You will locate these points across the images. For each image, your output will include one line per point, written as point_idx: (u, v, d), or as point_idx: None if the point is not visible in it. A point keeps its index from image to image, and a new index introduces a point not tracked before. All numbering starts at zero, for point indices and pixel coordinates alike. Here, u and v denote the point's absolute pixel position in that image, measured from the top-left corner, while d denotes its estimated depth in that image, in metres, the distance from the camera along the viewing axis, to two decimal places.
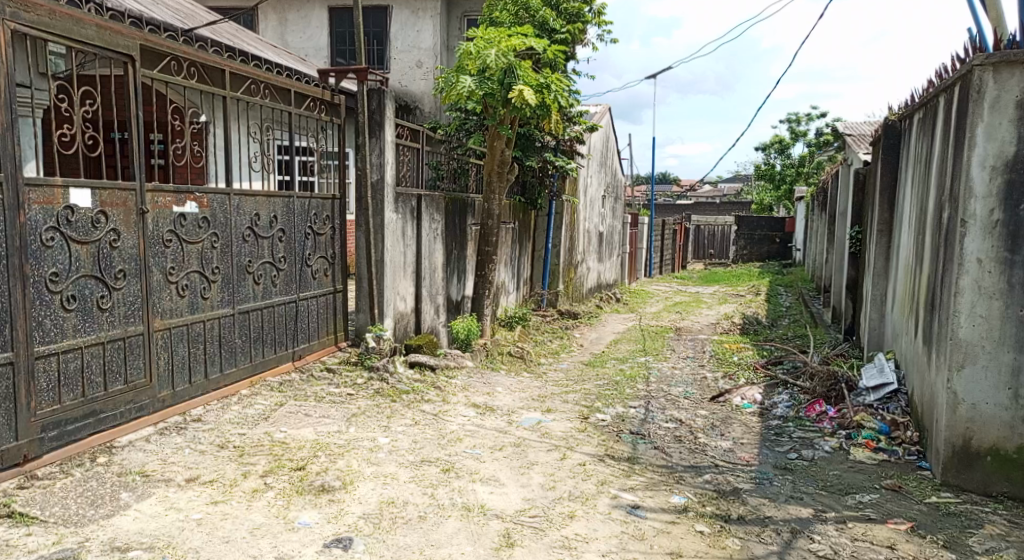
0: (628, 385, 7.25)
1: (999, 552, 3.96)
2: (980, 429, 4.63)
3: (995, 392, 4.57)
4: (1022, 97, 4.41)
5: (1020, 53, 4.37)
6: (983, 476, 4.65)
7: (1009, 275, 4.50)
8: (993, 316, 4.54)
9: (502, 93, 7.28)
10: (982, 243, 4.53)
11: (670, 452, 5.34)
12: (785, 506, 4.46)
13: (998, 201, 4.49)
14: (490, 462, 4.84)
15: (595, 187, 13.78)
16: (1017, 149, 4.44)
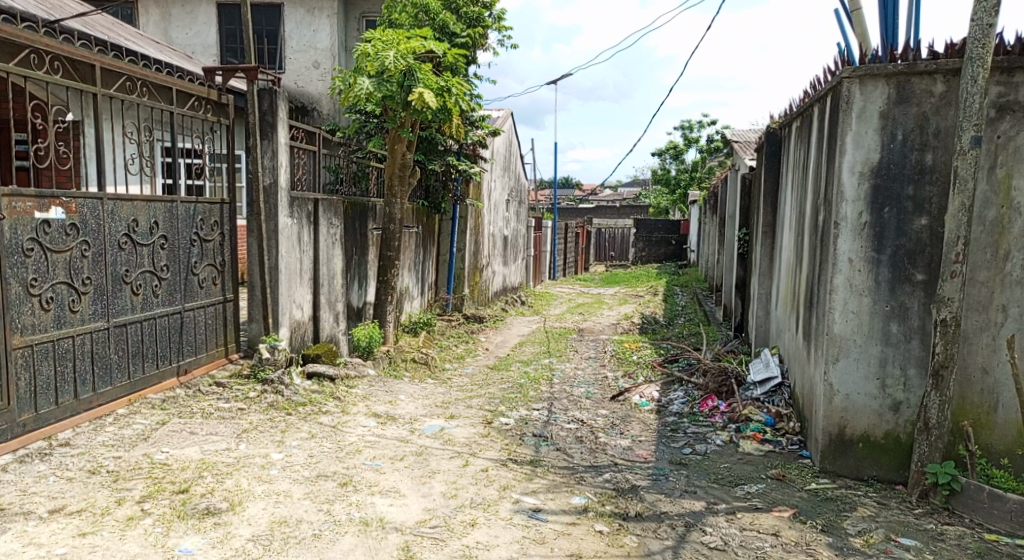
0: (533, 388, 7.30)
1: (870, 533, 4.18)
2: (852, 417, 4.90)
3: (865, 382, 4.85)
4: (885, 108, 4.70)
5: (883, 67, 4.66)
6: (856, 461, 4.93)
7: (877, 274, 4.78)
8: (863, 311, 4.81)
9: (401, 96, 7.15)
10: (853, 243, 4.80)
11: (571, 453, 5.40)
12: (680, 500, 4.58)
13: (866, 204, 4.77)
14: (391, 474, 4.75)
15: (499, 191, 13.83)
16: (881, 156, 4.73)
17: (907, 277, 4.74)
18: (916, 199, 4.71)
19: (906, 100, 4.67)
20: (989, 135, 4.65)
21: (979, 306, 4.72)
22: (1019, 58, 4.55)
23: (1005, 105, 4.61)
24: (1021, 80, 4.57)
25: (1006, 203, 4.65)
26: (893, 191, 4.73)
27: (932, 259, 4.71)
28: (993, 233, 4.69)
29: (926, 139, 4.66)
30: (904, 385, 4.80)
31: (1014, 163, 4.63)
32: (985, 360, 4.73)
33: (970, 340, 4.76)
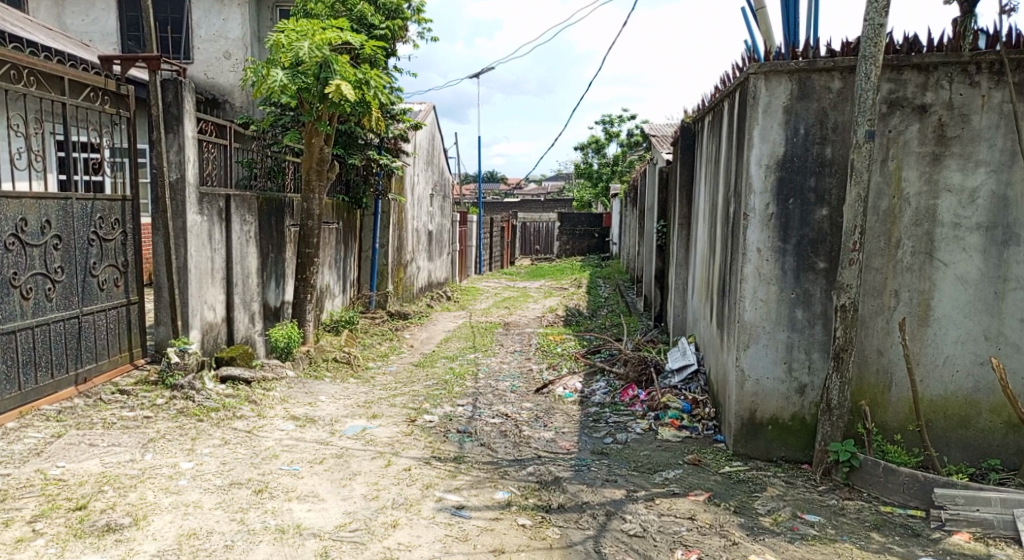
0: (458, 384, 7.26)
1: (779, 512, 4.32)
2: (763, 401, 5.06)
3: (774, 366, 5.01)
4: (789, 103, 4.85)
5: (785, 64, 4.80)
6: (766, 443, 5.09)
7: (783, 262, 4.94)
8: (771, 299, 4.97)
9: (318, 88, 6.96)
10: (761, 234, 4.94)
11: (495, 448, 5.39)
12: (601, 490, 4.63)
13: (772, 196, 4.92)
14: (309, 478, 4.64)
15: (423, 185, 13.70)
16: (786, 150, 4.88)
17: (811, 265, 4.91)
18: (817, 190, 4.88)
19: (807, 96, 4.83)
20: (882, 130, 4.87)
21: (874, 291, 4.99)
22: (907, 56, 4.78)
23: (895, 101, 4.85)
24: (909, 78, 4.81)
25: (897, 193, 4.90)
26: (796, 183, 4.89)
27: (832, 248, 4.89)
28: (887, 222, 4.93)
29: (826, 134, 4.84)
30: (809, 368, 4.98)
31: (905, 156, 4.86)
32: (881, 342, 5.00)
33: (867, 323, 5.01)
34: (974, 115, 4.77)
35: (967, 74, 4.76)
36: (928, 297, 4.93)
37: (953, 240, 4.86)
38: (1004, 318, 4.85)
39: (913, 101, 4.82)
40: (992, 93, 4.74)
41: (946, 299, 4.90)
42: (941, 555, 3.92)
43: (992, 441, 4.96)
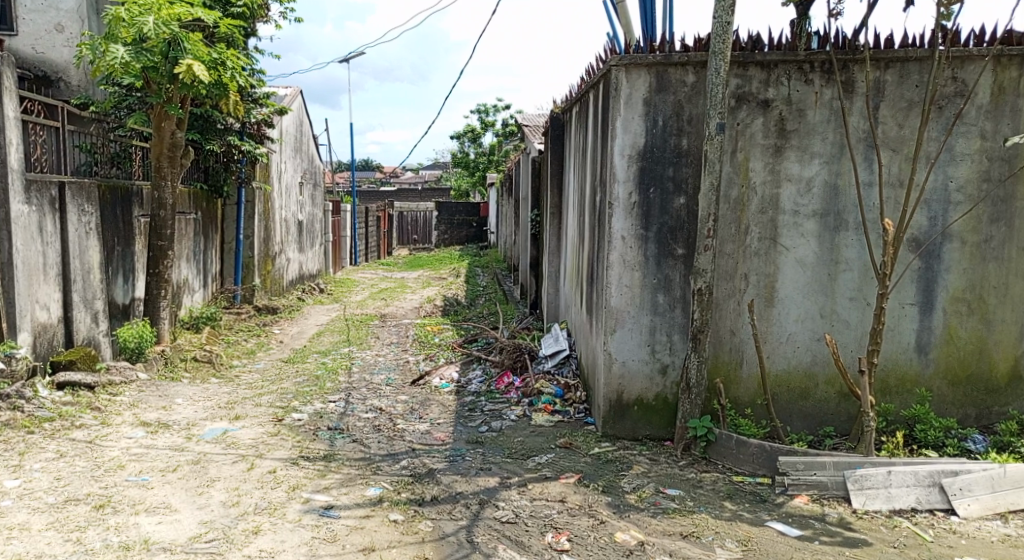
0: (329, 379, 7.00)
1: (644, 488, 4.40)
2: (628, 383, 5.16)
3: (639, 350, 5.12)
4: (648, 95, 4.94)
5: (644, 57, 4.88)
6: (632, 423, 5.20)
7: (645, 249, 5.04)
8: (635, 285, 5.07)
9: (166, 67, 6.54)
10: (625, 222, 5.02)
11: (368, 444, 5.22)
12: (475, 479, 4.55)
13: (634, 185, 5.00)
14: (160, 488, 4.32)
15: (291, 173, 13.17)
16: (646, 140, 4.97)
17: (670, 251, 5.04)
18: (675, 179, 5.00)
19: (664, 88, 4.94)
20: (730, 122, 5.10)
21: (727, 275, 5.22)
22: (751, 53, 5.01)
23: (742, 96, 5.07)
24: (754, 74, 5.05)
25: (745, 183, 5.14)
26: (656, 172, 4.99)
27: (690, 234, 5.04)
28: (736, 210, 5.17)
29: (682, 125, 4.96)
30: (671, 349, 5.11)
31: (750, 148, 5.11)
32: (733, 322, 5.26)
33: (720, 306, 5.25)
34: (809, 110, 5.05)
35: (802, 72, 5.03)
36: (773, 280, 5.21)
37: (793, 226, 5.15)
38: (837, 298, 5.19)
39: (758, 96, 5.06)
40: (824, 90, 5.03)
41: (789, 281, 5.20)
42: (786, 519, 4.09)
43: (830, 410, 5.30)
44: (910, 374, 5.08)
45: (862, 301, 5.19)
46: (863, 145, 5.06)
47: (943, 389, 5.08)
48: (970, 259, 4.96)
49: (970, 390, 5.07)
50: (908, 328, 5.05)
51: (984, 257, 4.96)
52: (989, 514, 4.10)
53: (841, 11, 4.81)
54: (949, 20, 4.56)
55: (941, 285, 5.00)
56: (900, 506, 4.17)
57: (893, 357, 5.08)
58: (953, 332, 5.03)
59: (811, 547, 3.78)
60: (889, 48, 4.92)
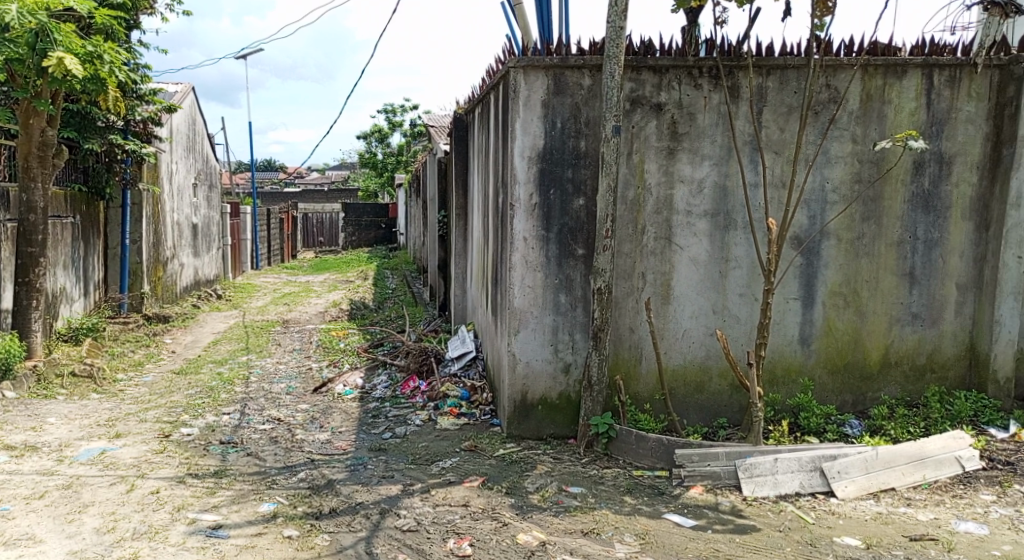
0: (224, 390, 6.79)
1: (547, 487, 4.48)
2: (532, 383, 5.24)
3: (542, 349, 5.21)
4: (547, 97, 5.03)
5: (541, 59, 4.97)
6: (536, 422, 5.28)
7: (547, 250, 5.14)
8: (537, 285, 5.15)
9: (33, 60, 6.12)
10: (526, 223, 5.10)
11: (263, 457, 5.11)
12: (376, 488, 4.53)
13: (535, 186, 5.08)
14: (24, 518, 4.11)
15: (184, 174, 12.69)
16: (545, 142, 5.06)
17: (571, 252, 5.15)
18: (574, 181, 5.11)
19: (562, 91, 5.04)
20: (626, 125, 5.25)
21: (625, 274, 5.38)
22: (644, 58, 5.17)
23: (636, 99, 5.23)
24: (647, 78, 5.22)
25: (641, 184, 5.31)
26: (556, 174, 5.09)
27: (590, 235, 5.16)
28: (633, 210, 5.33)
29: (579, 127, 5.07)
30: (573, 348, 5.22)
31: (645, 150, 5.28)
32: (632, 320, 5.42)
33: (619, 304, 5.40)
34: (699, 114, 5.26)
35: (692, 77, 5.23)
36: (669, 278, 5.40)
37: (686, 226, 5.35)
38: (728, 294, 5.44)
39: (651, 100, 5.23)
40: (712, 95, 5.25)
41: (683, 279, 5.41)
42: (682, 510, 4.25)
43: (722, 402, 5.54)
44: (794, 364, 5.37)
45: (750, 297, 5.45)
46: (748, 148, 5.32)
47: (823, 378, 5.40)
48: (846, 255, 5.29)
49: (847, 377, 5.41)
50: (793, 321, 5.34)
51: (857, 253, 5.29)
52: (864, 494, 4.39)
53: (726, 19, 5.03)
54: (822, 31, 4.85)
55: (821, 280, 5.31)
56: (786, 491, 4.41)
57: (780, 349, 5.36)
58: (831, 324, 5.35)
59: (705, 536, 3.94)
60: (770, 56, 5.18)
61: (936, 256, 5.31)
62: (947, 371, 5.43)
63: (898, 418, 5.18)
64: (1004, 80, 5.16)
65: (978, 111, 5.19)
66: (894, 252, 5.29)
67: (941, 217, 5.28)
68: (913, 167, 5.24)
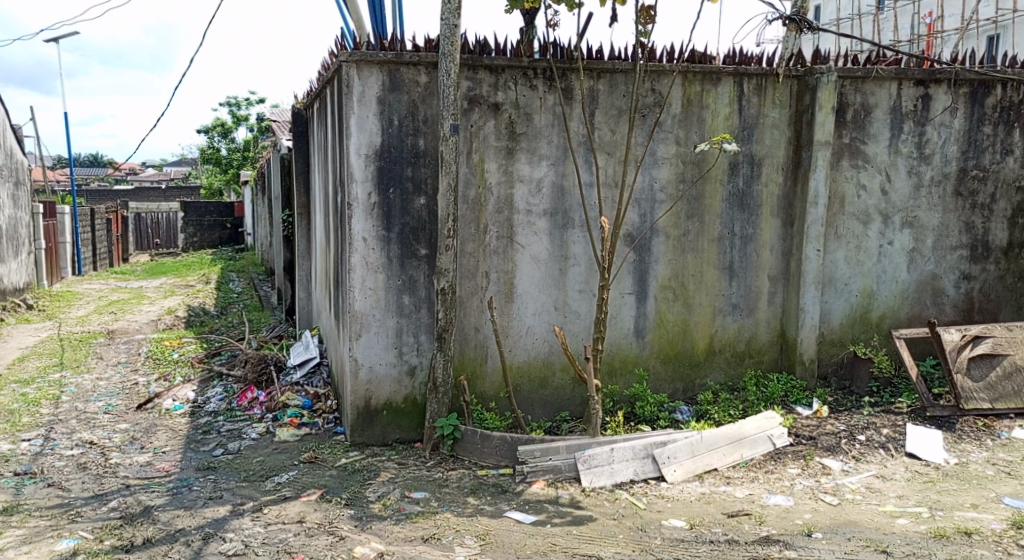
0: (28, 413, 6.19)
1: (388, 495, 4.41)
2: (376, 388, 5.14)
3: (386, 352, 5.12)
4: (382, 93, 4.93)
5: (375, 54, 4.86)
6: (381, 428, 5.18)
7: (388, 251, 5.05)
8: (379, 287, 5.05)
9: None
10: (365, 223, 4.98)
11: (68, 487, 4.69)
12: (200, 511, 4.27)
13: (373, 185, 4.98)
14: None
15: None
16: (383, 140, 4.96)
17: (414, 252, 5.09)
18: (414, 179, 5.05)
19: (397, 88, 4.96)
20: (464, 124, 5.26)
21: (469, 274, 5.39)
22: (479, 57, 5.19)
23: (473, 98, 5.25)
24: (483, 78, 5.25)
25: (481, 183, 5.33)
26: (395, 172, 5.01)
27: (431, 235, 5.12)
28: (474, 210, 5.35)
29: (417, 125, 5.01)
30: (417, 350, 5.17)
31: (485, 150, 5.31)
32: (476, 319, 5.44)
33: (464, 304, 5.41)
34: (535, 114, 5.35)
35: (527, 78, 5.31)
36: (511, 276, 5.47)
37: (527, 224, 5.44)
38: (568, 291, 5.57)
39: (488, 99, 5.27)
40: (547, 96, 5.35)
41: (525, 277, 5.49)
42: (522, 506, 4.32)
43: (565, 396, 5.68)
44: (630, 356, 5.60)
45: (589, 293, 5.61)
46: (583, 148, 5.47)
47: (656, 367, 5.66)
48: (674, 251, 5.57)
49: (678, 366, 5.70)
50: (627, 314, 5.56)
51: (683, 249, 5.58)
52: (691, 476, 4.65)
53: (557, 22, 5.14)
54: (647, 38, 5.07)
55: (652, 275, 5.56)
56: (621, 479, 4.59)
57: (616, 342, 5.57)
58: (663, 317, 5.62)
59: (543, 531, 4.02)
60: (600, 59, 5.34)
61: (752, 250, 5.70)
62: (764, 356, 5.85)
63: (721, 403, 5.54)
64: (802, 89, 5.61)
65: (782, 117, 5.61)
66: (715, 247, 5.63)
67: (754, 215, 5.67)
68: (728, 168, 5.58)
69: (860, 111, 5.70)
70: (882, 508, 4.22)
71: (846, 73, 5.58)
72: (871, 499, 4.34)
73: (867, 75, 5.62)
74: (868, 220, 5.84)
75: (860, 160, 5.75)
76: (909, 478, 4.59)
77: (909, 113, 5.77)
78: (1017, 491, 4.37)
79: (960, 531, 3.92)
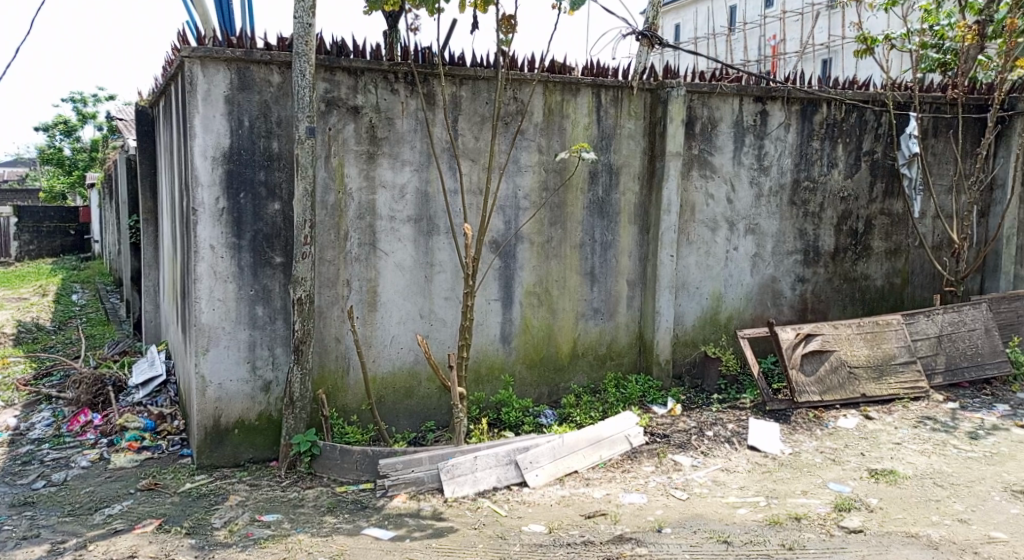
0: None
1: (235, 520, 4.15)
2: (226, 405, 4.85)
3: (237, 367, 4.83)
4: (230, 93, 4.66)
5: (221, 51, 4.58)
6: (232, 448, 4.89)
7: (238, 259, 4.77)
8: (229, 298, 4.77)
9: None
10: (212, 230, 4.69)
11: None
12: (12, 554, 3.86)
13: (221, 189, 4.69)
14: None
15: None
16: (231, 141, 4.69)
17: (267, 260, 4.84)
18: (267, 184, 4.80)
19: (247, 87, 4.70)
20: (322, 127, 5.06)
21: (329, 283, 5.19)
22: (337, 58, 5.01)
23: (331, 100, 5.06)
24: (341, 80, 5.07)
25: (341, 188, 5.15)
26: (245, 176, 4.74)
27: (287, 242, 4.88)
28: (334, 216, 5.16)
29: (270, 127, 4.77)
30: (272, 364, 4.91)
31: (344, 154, 5.13)
32: (337, 330, 5.24)
33: (323, 314, 5.20)
34: (397, 119, 5.23)
35: (387, 81, 5.18)
36: (374, 284, 5.31)
37: (390, 231, 5.30)
38: (433, 298, 5.48)
39: (347, 102, 5.10)
40: (408, 101, 5.25)
41: (388, 285, 5.35)
42: (382, 522, 4.18)
43: (431, 405, 5.57)
44: (496, 362, 5.57)
45: (455, 300, 5.54)
46: (446, 154, 5.39)
47: (522, 373, 5.66)
48: (538, 257, 5.59)
49: (543, 371, 5.73)
50: (494, 321, 5.53)
51: (547, 255, 5.62)
52: (553, 480, 4.66)
53: (418, 27, 5.04)
54: (507, 46, 5.06)
55: (517, 281, 5.56)
56: (484, 487, 4.54)
57: (482, 348, 5.52)
58: (528, 322, 5.63)
59: (402, 546, 3.90)
60: (461, 65, 5.30)
61: (611, 257, 5.82)
62: (623, 358, 5.99)
63: (583, 405, 5.60)
64: (654, 102, 5.80)
65: (637, 128, 5.77)
66: (577, 253, 5.71)
67: (613, 222, 5.79)
68: (588, 176, 5.68)
69: (707, 125, 5.95)
70: (725, 500, 4.39)
71: (693, 88, 5.81)
72: (716, 492, 4.51)
73: (713, 90, 5.88)
74: (715, 227, 6.10)
75: (708, 171, 6.00)
76: (750, 469, 4.80)
77: (749, 128, 6.07)
78: (842, 477, 4.67)
79: (791, 517, 4.17)
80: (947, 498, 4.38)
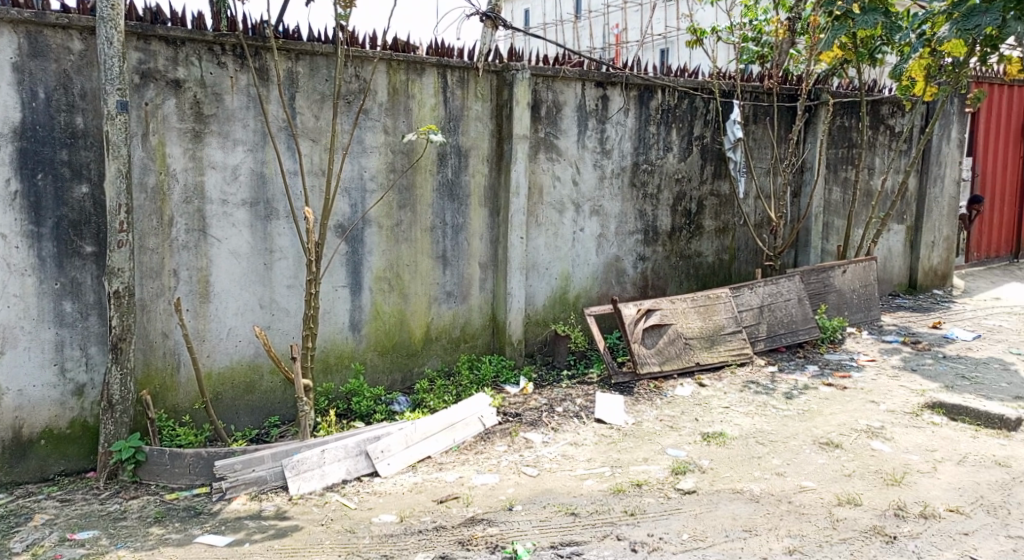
0: None
1: (39, 543, 3.70)
2: (29, 414, 4.32)
3: (41, 371, 4.31)
4: (19, 60, 4.11)
5: (5, 12, 4.02)
6: (39, 460, 4.36)
7: (38, 250, 4.25)
8: (27, 293, 4.24)
9: None
10: (3, 216, 4.14)
11: None
12: None
13: (13, 170, 4.14)
14: None
15: None
16: (22, 116, 4.14)
17: (75, 250, 4.34)
18: (71, 164, 4.29)
19: (40, 54, 4.16)
20: (136, 101, 4.58)
21: (152, 273, 4.73)
22: (151, 26, 4.55)
23: (146, 72, 4.59)
24: (157, 50, 4.61)
25: (163, 169, 4.69)
26: (43, 155, 4.21)
27: (98, 229, 4.40)
28: (155, 200, 4.69)
29: (72, 101, 4.26)
30: (85, 365, 4.43)
31: (166, 132, 4.68)
32: (164, 324, 4.79)
33: (147, 308, 4.74)
34: (226, 95, 4.83)
35: (213, 53, 4.77)
36: (205, 273, 4.90)
37: (222, 216, 4.90)
38: (274, 287, 5.14)
39: (165, 75, 4.64)
40: (238, 75, 4.86)
41: (223, 274, 4.95)
42: (217, 528, 3.86)
43: (275, 399, 5.24)
44: (345, 351, 5.32)
45: (298, 288, 5.23)
46: (283, 134, 5.05)
47: (374, 360, 5.45)
48: (387, 241, 5.37)
49: (395, 357, 5.53)
50: (342, 309, 5.27)
51: (397, 239, 5.41)
52: (405, 468, 4.50)
53: None
54: (346, 21, 4.79)
55: (366, 266, 5.32)
56: (332, 481, 4.30)
57: (330, 337, 5.26)
58: (379, 308, 5.41)
59: (240, 551, 3.62)
60: (296, 40, 4.97)
61: (462, 239, 5.69)
62: (477, 340, 5.90)
63: (436, 390, 5.46)
64: (500, 84, 5.70)
65: (484, 110, 5.66)
66: (428, 237, 5.54)
67: (463, 204, 5.67)
68: (437, 158, 5.51)
69: (552, 108, 5.93)
70: (573, 473, 4.40)
71: (538, 71, 5.77)
72: (564, 466, 4.51)
73: (556, 74, 5.86)
74: (562, 208, 6.12)
75: (554, 154, 5.99)
76: (596, 442, 4.85)
77: (592, 112, 6.12)
78: (678, 442, 4.81)
79: (633, 484, 4.23)
80: (767, 454, 4.61)
